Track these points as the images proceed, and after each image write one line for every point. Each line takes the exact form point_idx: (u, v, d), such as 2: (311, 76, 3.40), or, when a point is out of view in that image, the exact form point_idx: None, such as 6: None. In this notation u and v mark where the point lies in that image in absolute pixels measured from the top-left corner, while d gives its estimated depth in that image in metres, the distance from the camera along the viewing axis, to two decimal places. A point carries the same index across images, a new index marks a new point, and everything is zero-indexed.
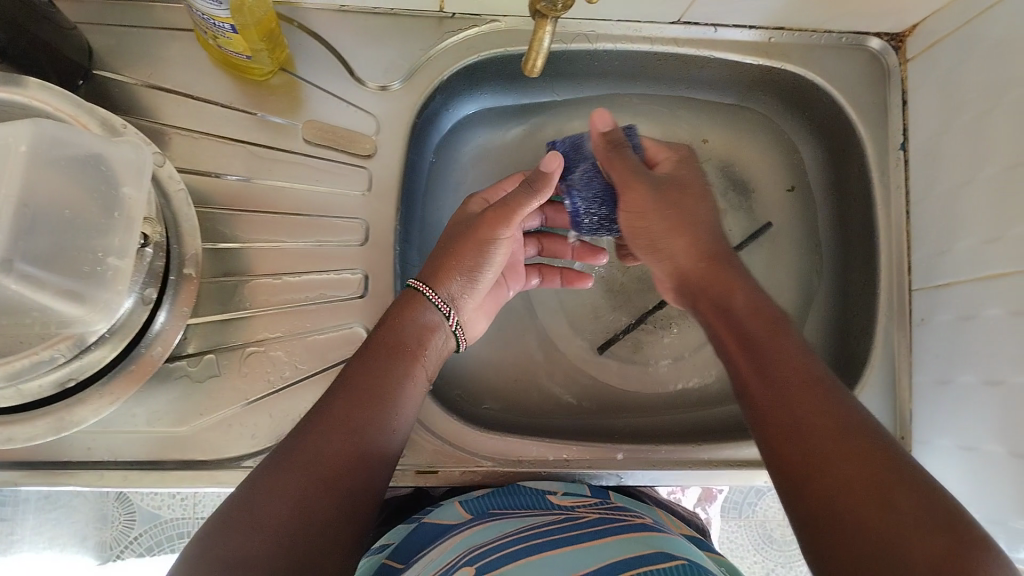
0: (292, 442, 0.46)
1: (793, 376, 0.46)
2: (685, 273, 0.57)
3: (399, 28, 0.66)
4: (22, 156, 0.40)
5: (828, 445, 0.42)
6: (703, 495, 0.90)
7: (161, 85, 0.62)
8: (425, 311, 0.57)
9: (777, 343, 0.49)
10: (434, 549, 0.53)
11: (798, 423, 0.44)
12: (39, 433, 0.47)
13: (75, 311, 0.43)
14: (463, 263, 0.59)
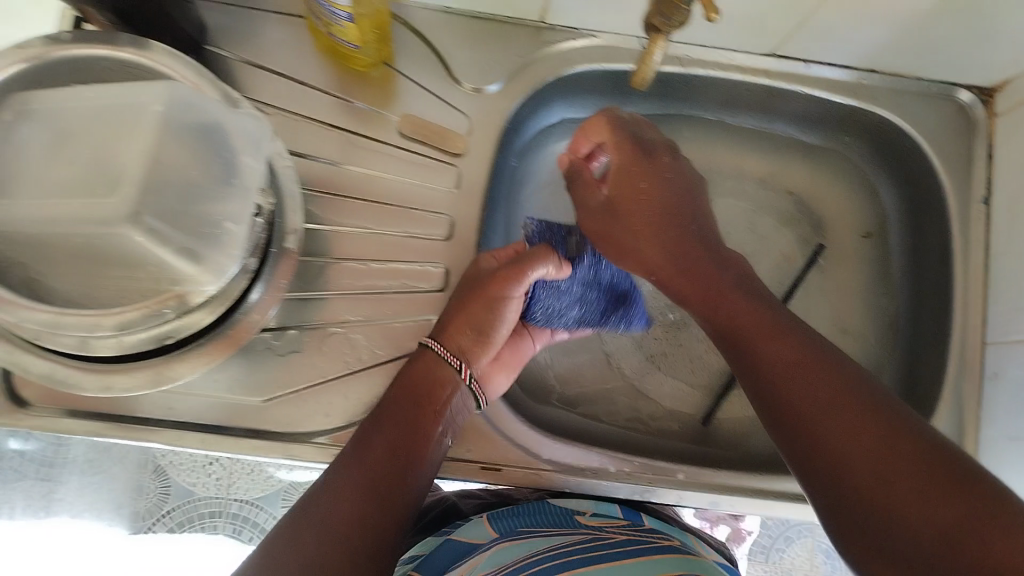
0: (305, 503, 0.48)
1: (810, 386, 0.46)
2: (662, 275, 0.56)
3: (501, 35, 0.68)
4: (157, 115, 0.43)
5: (863, 462, 0.43)
6: (733, 536, 0.83)
7: (267, 67, 0.64)
8: (438, 366, 0.57)
9: (790, 351, 0.48)
10: (462, 566, 0.55)
11: (828, 447, 0.44)
12: (140, 384, 0.50)
13: (190, 269, 0.46)
14: (474, 320, 0.59)
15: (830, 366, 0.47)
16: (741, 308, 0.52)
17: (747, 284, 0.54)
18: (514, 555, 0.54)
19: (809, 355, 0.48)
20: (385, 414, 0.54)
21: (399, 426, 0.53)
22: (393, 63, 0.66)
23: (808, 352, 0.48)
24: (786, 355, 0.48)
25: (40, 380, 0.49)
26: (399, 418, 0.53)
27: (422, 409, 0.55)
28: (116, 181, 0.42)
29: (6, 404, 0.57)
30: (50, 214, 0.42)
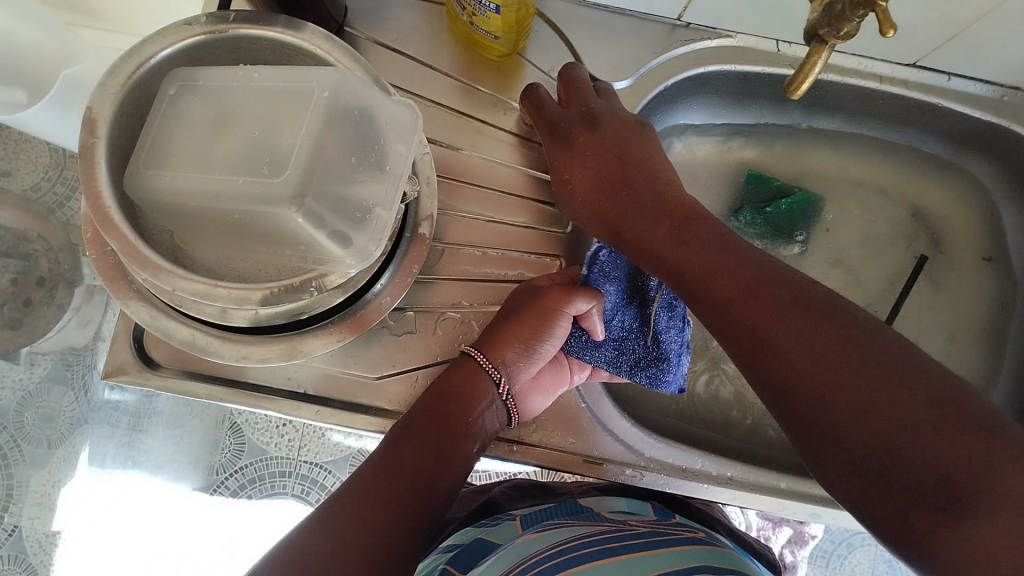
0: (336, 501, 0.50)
1: (798, 341, 0.42)
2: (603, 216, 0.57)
3: (634, 30, 0.67)
4: (324, 101, 0.45)
5: (865, 423, 0.38)
6: (794, 538, 0.89)
7: (401, 50, 0.65)
8: (478, 377, 0.57)
9: (766, 302, 0.44)
10: (492, 552, 0.54)
11: (825, 410, 0.40)
12: (273, 356, 0.52)
13: (340, 253, 0.46)
14: (523, 332, 0.57)
15: (834, 314, 0.42)
16: (680, 256, 0.49)
17: (735, 241, 0.49)
18: (538, 543, 0.53)
19: (798, 306, 0.43)
20: (418, 420, 0.54)
21: (429, 429, 0.54)
22: (524, 54, 0.66)
23: (795, 302, 0.43)
24: (771, 305, 0.44)
25: (182, 345, 0.50)
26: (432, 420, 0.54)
27: (460, 412, 0.55)
28: (283, 162, 0.43)
29: (135, 364, 0.59)
30: (215, 188, 0.44)
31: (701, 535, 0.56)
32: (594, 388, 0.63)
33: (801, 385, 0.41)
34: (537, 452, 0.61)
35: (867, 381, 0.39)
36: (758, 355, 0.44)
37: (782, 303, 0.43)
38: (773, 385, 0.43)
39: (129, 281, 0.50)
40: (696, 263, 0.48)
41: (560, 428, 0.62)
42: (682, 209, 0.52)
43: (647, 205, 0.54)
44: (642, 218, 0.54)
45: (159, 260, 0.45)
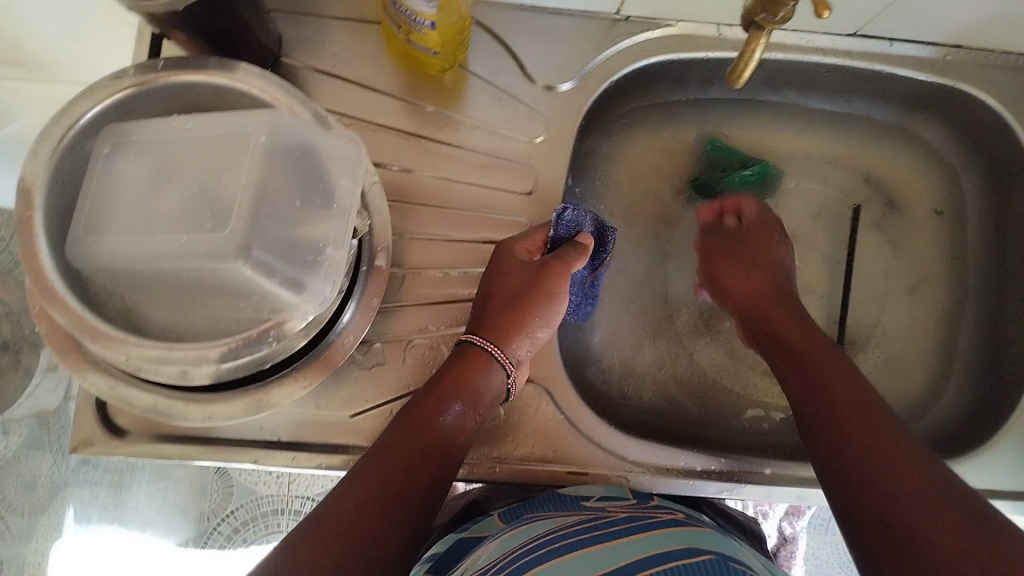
0: (364, 462, 0.47)
1: (861, 429, 0.49)
2: (738, 304, 0.63)
3: (574, 30, 0.66)
4: (262, 144, 0.42)
5: (902, 503, 0.44)
6: (790, 511, 0.89)
7: (338, 75, 0.63)
8: (486, 362, 0.53)
9: (843, 395, 0.52)
10: (471, 557, 0.53)
11: (874, 485, 0.46)
12: (240, 412, 0.50)
13: (293, 298, 0.44)
14: (535, 314, 0.55)
15: (897, 426, 0.49)
16: (787, 326, 0.59)
17: (807, 321, 0.59)
18: (521, 538, 0.51)
19: (870, 409, 0.50)
20: (441, 381, 0.52)
21: (439, 405, 0.50)
22: (466, 64, 0.64)
23: (865, 404, 0.51)
24: (858, 403, 0.51)
25: (144, 413, 0.48)
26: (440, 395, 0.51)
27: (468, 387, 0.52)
28: (225, 213, 0.41)
29: (102, 435, 0.57)
30: (157, 249, 0.41)
31: (683, 517, 0.55)
32: (570, 397, 0.62)
33: (858, 461, 0.48)
34: (517, 468, 0.61)
35: (899, 469, 0.45)
36: (828, 438, 0.50)
37: (852, 402, 0.51)
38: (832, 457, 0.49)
39: (83, 352, 0.48)
40: (826, 365, 0.54)
41: (541, 441, 0.61)
42: (819, 334, 0.58)
43: (800, 328, 0.58)
44: (781, 326, 0.59)
45: (109, 329, 0.44)
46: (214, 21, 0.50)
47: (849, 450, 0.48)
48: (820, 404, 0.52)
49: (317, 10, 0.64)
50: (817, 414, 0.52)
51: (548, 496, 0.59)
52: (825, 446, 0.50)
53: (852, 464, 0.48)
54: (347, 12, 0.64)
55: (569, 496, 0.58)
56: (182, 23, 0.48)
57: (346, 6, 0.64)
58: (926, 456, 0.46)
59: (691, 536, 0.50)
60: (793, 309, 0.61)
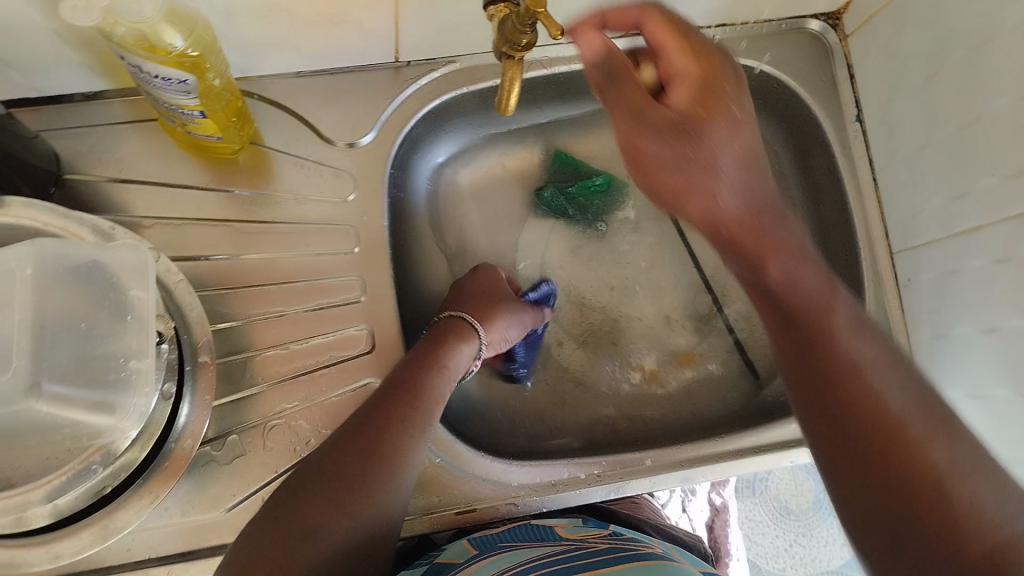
0: (327, 449, 0.51)
1: (795, 325, 0.49)
2: (719, 228, 0.48)
3: (364, 85, 0.67)
4: (28, 278, 0.41)
5: (875, 454, 0.44)
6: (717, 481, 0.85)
7: (132, 179, 0.62)
8: (464, 333, 0.63)
9: (831, 349, 0.48)
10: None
11: (858, 443, 0.45)
12: (88, 543, 0.48)
13: (107, 421, 0.44)
14: (493, 310, 0.67)
15: (852, 354, 0.47)
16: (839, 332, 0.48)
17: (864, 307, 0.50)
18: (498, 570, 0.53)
19: (744, 116, 0.49)
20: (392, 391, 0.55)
21: (403, 409, 0.54)
22: (258, 139, 0.64)
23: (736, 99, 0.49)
24: (699, 80, 0.49)
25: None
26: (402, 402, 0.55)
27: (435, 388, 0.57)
28: (3, 355, 0.40)
29: None
30: None
31: (655, 548, 0.58)
32: (444, 440, 0.62)
33: (802, 360, 0.49)
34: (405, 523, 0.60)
35: (903, 447, 0.43)
36: (817, 347, 0.48)
37: (812, 313, 0.49)
38: (790, 356, 0.50)
39: None
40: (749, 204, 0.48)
41: (420, 491, 0.61)
42: (771, 195, 0.49)
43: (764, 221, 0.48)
44: (806, 289, 0.48)
45: None
46: None
47: (847, 379, 0.46)
48: (808, 355, 0.48)
49: (96, 120, 0.63)
50: (807, 370, 0.48)
51: (519, 527, 0.61)
52: (806, 322, 0.48)
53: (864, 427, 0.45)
54: (128, 114, 0.63)
55: (539, 526, 0.61)
56: None
57: (124, 109, 0.63)
58: (929, 418, 0.44)
59: (664, 564, 0.53)
60: (835, 294, 0.49)
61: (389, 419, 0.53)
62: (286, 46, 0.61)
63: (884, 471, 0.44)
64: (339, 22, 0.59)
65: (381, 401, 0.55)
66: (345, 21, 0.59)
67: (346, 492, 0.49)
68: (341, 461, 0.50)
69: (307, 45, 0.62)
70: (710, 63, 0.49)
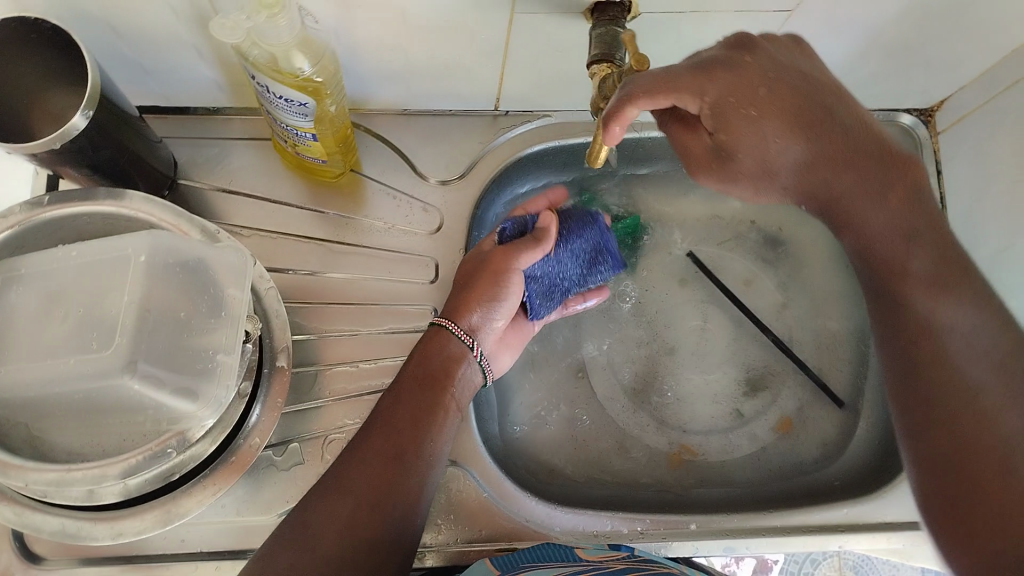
0: (345, 461, 0.52)
1: (932, 360, 0.52)
2: (869, 244, 0.54)
3: (461, 127, 0.71)
4: (141, 264, 0.45)
5: (978, 464, 0.48)
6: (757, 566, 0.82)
7: (237, 190, 0.66)
8: (450, 343, 0.59)
9: (944, 375, 0.51)
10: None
11: (973, 493, 0.48)
12: (149, 525, 0.51)
13: (188, 407, 0.46)
14: (482, 295, 0.61)
15: (960, 373, 0.51)
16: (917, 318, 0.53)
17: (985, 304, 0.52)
18: None
19: (813, 109, 0.50)
20: (397, 396, 0.56)
21: (409, 417, 0.55)
22: (359, 168, 0.68)
23: (811, 99, 0.50)
24: (749, 124, 0.50)
25: (53, 537, 0.49)
26: (400, 413, 0.55)
27: (436, 395, 0.57)
28: (109, 334, 0.43)
29: (19, 564, 0.57)
30: (48, 374, 0.43)
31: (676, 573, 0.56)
32: (492, 475, 0.64)
33: (919, 399, 0.52)
34: (446, 552, 0.61)
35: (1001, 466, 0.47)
36: (920, 359, 0.52)
37: (927, 349, 0.52)
38: (901, 394, 0.54)
39: None
40: (897, 232, 0.53)
41: (464, 522, 0.62)
42: (871, 159, 0.52)
43: (896, 193, 0.53)
44: (881, 252, 0.54)
45: (9, 459, 0.45)
46: (98, 153, 0.52)
47: (943, 409, 0.51)
48: (913, 384, 0.53)
49: (213, 133, 0.67)
50: (906, 400, 0.53)
51: (540, 545, 0.60)
52: (922, 367, 0.52)
53: (954, 453, 0.49)
54: (242, 131, 0.68)
55: (559, 546, 0.60)
56: (67, 159, 0.51)
57: (242, 126, 0.68)
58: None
59: None
60: (916, 248, 0.53)
61: (396, 427, 0.54)
62: (397, 84, 0.65)
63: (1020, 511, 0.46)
64: (450, 68, 0.62)
65: (388, 411, 0.55)
66: (454, 67, 0.62)
67: (373, 498, 0.50)
68: (354, 475, 0.51)
69: (416, 86, 0.65)
70: (771, 78, 0.50)
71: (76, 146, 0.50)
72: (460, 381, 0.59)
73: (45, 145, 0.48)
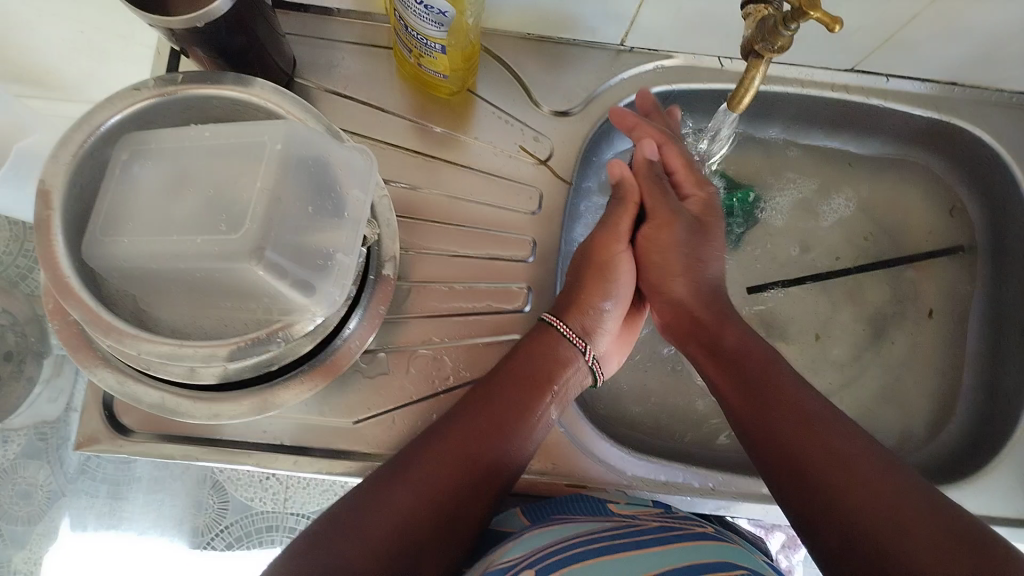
0: (392, 477, 0.51)
1: (840, 471, 0.48)
2: (680, 306, 0.62)
3: (583, 58, 0.69)
4: (278, 152, 0.45)
5: (907, 537, 0.44)
6: (788, 543, 0.82)
7: (350, 94, 0.66)
8: (558, 346, 0.59)
9: (844, 462, 0.49)
10: (495, 552, 0.54)
11: (867, 511, 0.46)
12: (245, 412, 0.52)
13: (304, 301, 0.46)
14: (588, 298, 0.61)
15: (877, 467, 0.48)
16: (786, 408, 0.53)
17: (847, 428, 0.52)
18: (548, 538, 0.52)
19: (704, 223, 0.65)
20: (456, 416, 0.55)
21: (474, 436, 0.54)
22: (474, 89, 0.67)
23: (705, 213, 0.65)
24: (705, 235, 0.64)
25: (153, 410, 0.50)
26: (492, 410, 0.55)
27: (530, 396, 0.56)
28: (239, 218, 0.43)
29: (107, 432, 0.59)
30: (172, 249, 0.43)
31: (710, 529, 0.56)
32: (569, 411, 0.63)
33: (813, 492, 0.49)
34: (518, 480, 0.61)
35: (936, 541, 0.43)
36: (820, 441, 0.51)
37: (806, 415, 0.53)
38: (797, 499, 0.50)
39: (94, 348, 0.50)
40: (725, 335, 0.59)
41: (538, 454, 0.62)
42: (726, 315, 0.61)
43: (702, 318, 0.61)
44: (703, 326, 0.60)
45: (123, 325, 0.45)
46: (232, 38, 0.52)
47: (848, 489, 0.47)
48: (806, 468, 0.50)
49: (332, 33, 0.66)
50: (798, 480, 0.50)
51: (575, 495, 0.60)
52: (790, 475, 0.51)
53: (869, 526, 0.45)
54: (362, 36, 0.67)
55: (595, 497, 0.59)
56: (201, 40, 0.50)
57: (360, 30, 0.67)
58: (977, 535, 0.44)
59: (731, 550, 0.52)
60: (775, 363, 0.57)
61: (459, 446, 0.53)
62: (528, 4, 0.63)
63: (935, 531, 0.44)
64: None
65: (449, 426, 0.54)
66: None
67: (408, 527, 0.49)
68: (401, 498, 0.50)
69: (545, 10, 0.63)
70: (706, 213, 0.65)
71: (211, 28, 0.49)
72: (567, 383, 0.60)
73: (184, 22, 0.47)
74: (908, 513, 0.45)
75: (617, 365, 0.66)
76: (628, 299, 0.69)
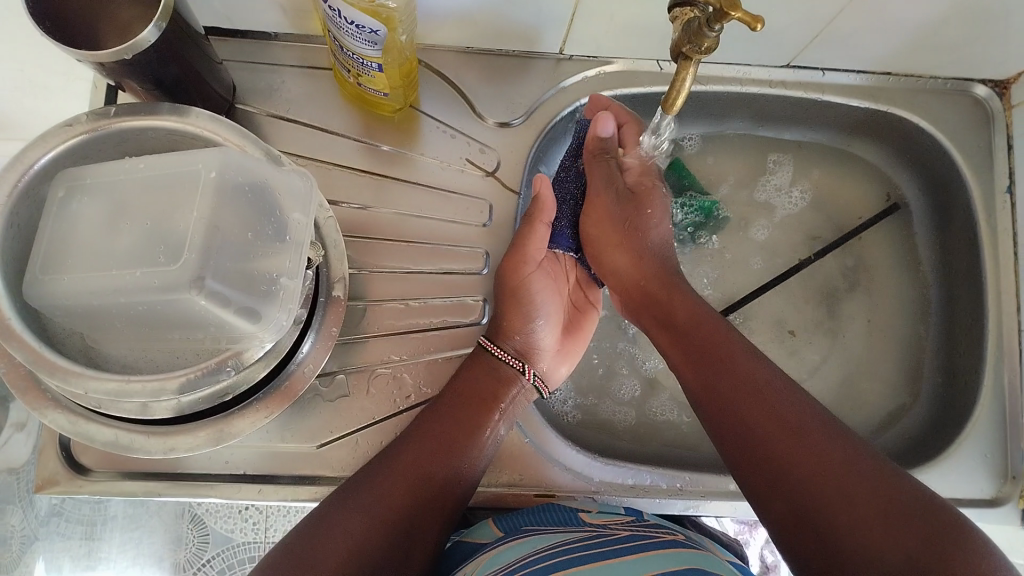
0: (352, 487, 0.52)
1: (791, 442, 0.49)
2: (628, 283, 0.63)
3: (525, 69, 0.70)
4: (211, 179, 0.45)
5: (846, 513, 0.45)
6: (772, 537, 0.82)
7: (294, 119, 0.66)
8: (496, 369, 0.59)
9: (781, 438, 0.50)
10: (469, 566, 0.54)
11: (810, 495, 0.47)
12: (202, 443, 0.52)
13: (248, 328, 0.46)
14: (513, 321, 0.61)
15: (812, 443, 0.49)
16: (734, 383, 0.54)
17: (788, 394, 0.53)
18: (517, 553, 0.52)
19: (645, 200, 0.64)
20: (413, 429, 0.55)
21: (430, 445, 0.54)
22: (417, 105, 0.67)
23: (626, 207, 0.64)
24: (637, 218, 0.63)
25: (106, 448, 0.50)
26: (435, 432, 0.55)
27: (477, 415, 0.57)
28: (176, 249, 0.43)
29: (66, 472, 0.58)
30: (112, 284, 0.43)
31: (678, 535, 0.56)
32: (534, 421, 0.64)
33: (760, 468, 0.50)
34: (485, 494, 0.61)
35: (880, 512, 0.44)
36: (756, 418, 0.52)
37: (749, 384, 0.53)
38: (755, 477, 0.51)
39: (43, 389, 0.50)
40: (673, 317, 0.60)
41: (503, 466, 0.62)
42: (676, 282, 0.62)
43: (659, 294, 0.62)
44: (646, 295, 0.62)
45: (68, 364, 0.44)
46: (163, 68, 0.52)
47: (783, 469, 0.49)
48: (747, 447, 0.51)
49: (273, 59, 0.67)
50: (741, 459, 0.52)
51: (544, 505, 0.60)
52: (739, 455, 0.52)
53: (812, 508, 0.47)
54: (302, 59, 0.67)
55: (564, 507, 0.59)
56: (134, 71, 0.50)
57: (300, 54, 0.67)
58: (922, 505, 0.45)
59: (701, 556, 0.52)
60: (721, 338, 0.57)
61: (415, 453, 0.54)
62: (463, 20, 0.64)
63: (871, 501, 0.45)
64: (517, 6, 0.61)
65: (404, 438, 0.55)
66: (522, 5, 0.61)
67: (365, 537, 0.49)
68: (359, 505, 0.51)
69: (481, 23, 0.64)
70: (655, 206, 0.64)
71: (142, 59, 0.49)
72: (510, 403, 0.60)
73: (113, 55, 0.48)
74: (849, 488, 0.46)
75: (566, 371, 0.66)
76: (576, 302, 0.68)
